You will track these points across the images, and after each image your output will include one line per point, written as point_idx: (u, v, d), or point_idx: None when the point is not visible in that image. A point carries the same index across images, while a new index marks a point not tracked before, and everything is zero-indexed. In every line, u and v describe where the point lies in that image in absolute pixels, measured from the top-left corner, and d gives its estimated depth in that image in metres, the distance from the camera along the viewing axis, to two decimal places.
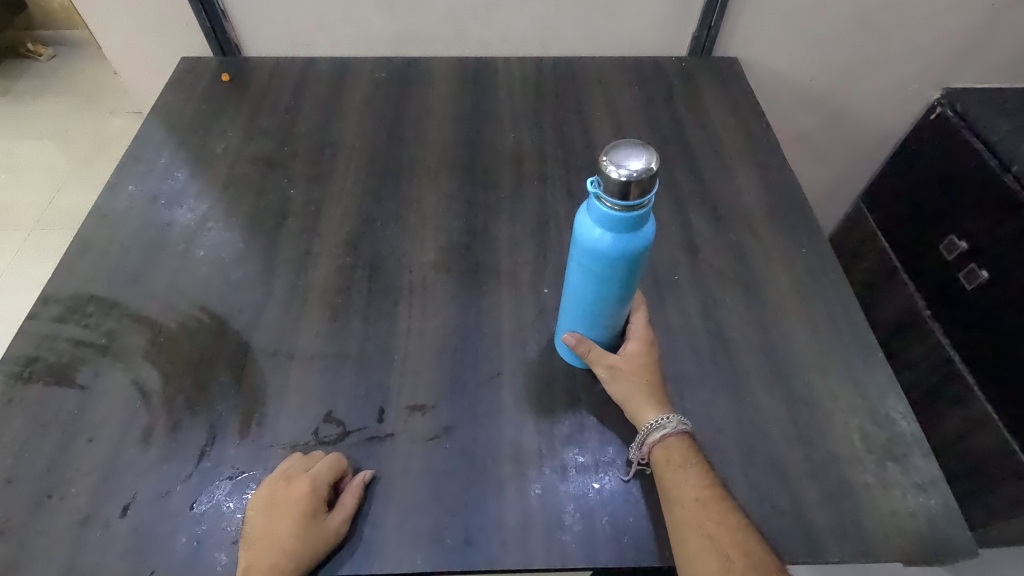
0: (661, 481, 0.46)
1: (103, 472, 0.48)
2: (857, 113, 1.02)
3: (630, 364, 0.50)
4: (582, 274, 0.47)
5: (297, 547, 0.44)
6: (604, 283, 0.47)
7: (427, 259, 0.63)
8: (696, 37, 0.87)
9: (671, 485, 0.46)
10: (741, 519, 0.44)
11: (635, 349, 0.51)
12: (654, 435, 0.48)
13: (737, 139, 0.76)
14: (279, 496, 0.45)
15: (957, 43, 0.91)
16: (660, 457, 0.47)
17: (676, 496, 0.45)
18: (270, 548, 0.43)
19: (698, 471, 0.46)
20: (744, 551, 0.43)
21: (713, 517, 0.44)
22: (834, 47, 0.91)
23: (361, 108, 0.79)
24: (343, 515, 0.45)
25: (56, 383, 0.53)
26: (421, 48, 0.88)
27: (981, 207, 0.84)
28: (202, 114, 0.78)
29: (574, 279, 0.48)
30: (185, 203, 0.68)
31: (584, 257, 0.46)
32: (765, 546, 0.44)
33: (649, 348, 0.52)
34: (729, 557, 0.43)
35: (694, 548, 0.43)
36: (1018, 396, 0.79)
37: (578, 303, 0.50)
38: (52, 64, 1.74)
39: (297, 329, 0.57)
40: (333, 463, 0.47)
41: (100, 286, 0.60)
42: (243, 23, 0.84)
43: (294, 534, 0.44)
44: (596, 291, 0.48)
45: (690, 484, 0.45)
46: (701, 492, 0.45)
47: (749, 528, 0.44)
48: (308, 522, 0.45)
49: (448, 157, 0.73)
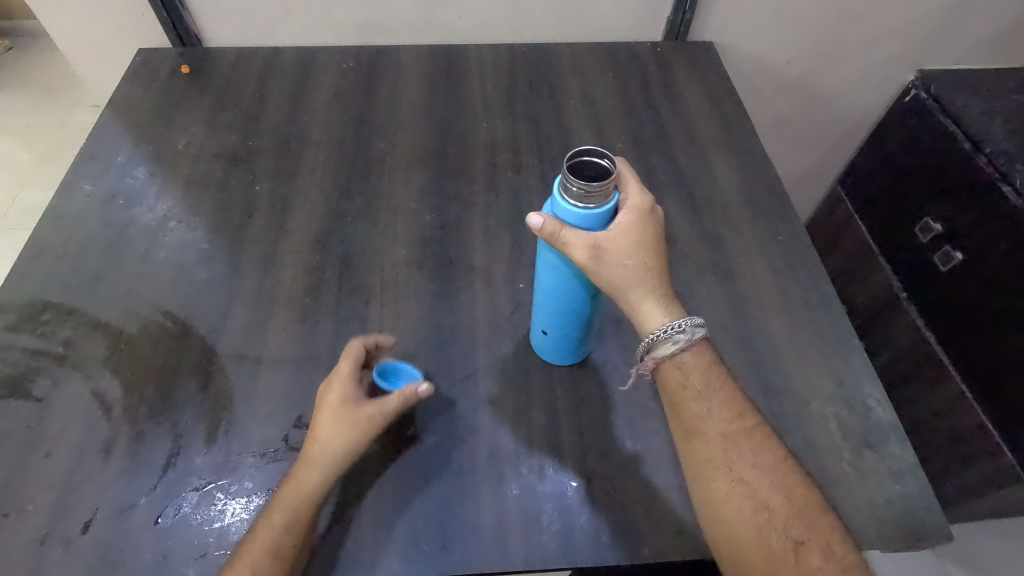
0: (681, 411, 0.44)
1: (62, 487, 0.46)
2: (834, 97, 1.00)
3: (619, 245, 0.42)
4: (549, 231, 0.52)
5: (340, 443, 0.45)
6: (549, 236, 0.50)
7: (399, 256, 0.61)
8: (672, 21, 0.84)
9: (693, 416, 0.43)
10: (778, 454, 0.44)
11: (625, 219, 0.43)
12: (663, 349, 0.43)
13: (713, 125, 0.75)
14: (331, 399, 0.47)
15: (933, 23, 0.89)
16: (677, 378, 0.44)
17: (698, 430, 0.43)
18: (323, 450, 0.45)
19: (722, 399, 0.44)
20: (787, 496, 0.42)
21: (748, 459, 0.43)
22: (811, 29, 0.89)
23: (327, 100, 0.76)
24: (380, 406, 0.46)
25: (11, 396, 0.51)
26: (389, 36, 0.85)
27: (954, 190, 0.84)
28: (161, 109, 0.75)
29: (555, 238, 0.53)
30: (146, 202, 0.65)
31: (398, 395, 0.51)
32: (806, 486, 0.43)
33: (645, 220, 0.43)
34: (768, 505, 0.42)
35: (722, 491, 0.42)
36: (994, 374, 0.79)
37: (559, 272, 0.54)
38: (9, 57, 1.68)
39: (264, 332, 0.55)
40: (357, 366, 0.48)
41: (56, 292, 0.57)
42: (201, 12, 0.80)
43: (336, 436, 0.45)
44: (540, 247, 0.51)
45: (715, 417, 0.43)
46: (728, 427, 0.43)
47: (786, 465, 0.43)
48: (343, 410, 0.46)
49: (419, 149, 0.71)
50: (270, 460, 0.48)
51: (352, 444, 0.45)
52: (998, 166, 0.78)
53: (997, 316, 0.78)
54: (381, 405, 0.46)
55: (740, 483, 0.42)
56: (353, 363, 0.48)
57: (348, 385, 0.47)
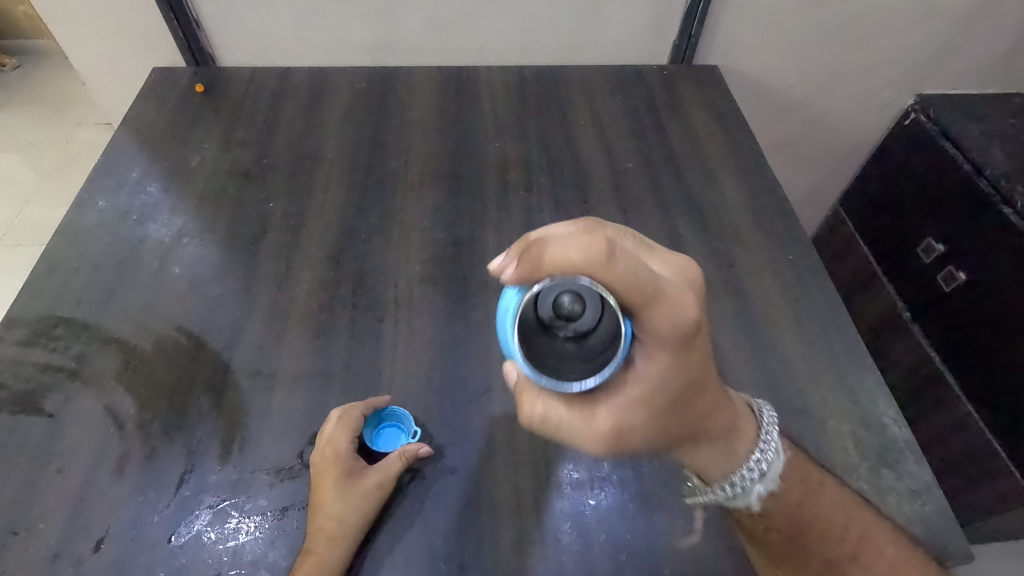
0: (775, 554, 0.44)
1: (73, 505, 0.46)
2: (835, 120, 1.02)
3: (641, 419, 0.37)
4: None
5: (347, 512, 0.44)
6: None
7: (413, 272, 0.61)
8: (678, 45, 0.86)
9: (789, 554, 0.43)
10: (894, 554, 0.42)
11: (647, 365, 0.36)
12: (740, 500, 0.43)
13: (720, 145, 0.76)
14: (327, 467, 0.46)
15: (931, 49, 0.92)
16: (758, 524, 0.44)
17: (799, 564, 0.43)
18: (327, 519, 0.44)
19: (816, 527, 0.43)
20: None
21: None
22: (812, 54, 0.91)
23: (340, 119, 0.77)
24: (384, 472, 0.47)
25: (22, 412, 0.50)
26: (400, 58, 0.87)
27: (957, 211, 0.85)
28: (175, 126, 0.76)
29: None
30: (159, 218, 0.66)
31: (393, 441, 0.50)
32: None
33: (680, 353, 0.36)
34: None
35: None
36: (1000, 394, 0.79)
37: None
38: (17, 75, 1.69)
39: (278, 348, 0.55)
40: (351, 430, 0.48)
41: (69, 307, 0.57)
42: (216, 33, 0.82)
43: (344, 503, 0.44)
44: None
45: (812, 549, 0.43)
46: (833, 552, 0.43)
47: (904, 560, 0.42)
48: (345, 483, 0.45)
49: (432, 168, 0.72)
50: (286, 478, 0.48)
51: (363, 514, 0.45)
52: (1000, 190, 0.79)
53: (1001, 335, 0.78)
54: (386, 471, 0.47)
55: (773, 525, 0.43)
56: (351, 434, 0.48)
57: (348, 458, 0.47)
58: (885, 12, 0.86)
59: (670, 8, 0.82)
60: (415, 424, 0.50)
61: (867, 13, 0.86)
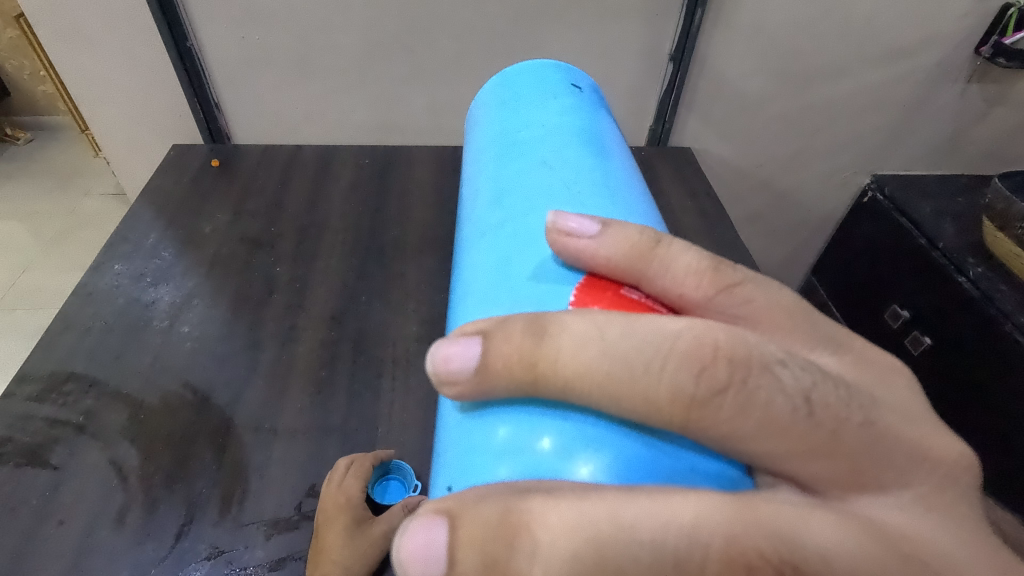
0: None
1: (74, 555, 0.47)
2: (802, 198, 1.10)
3: None
4: (556, 275, 0.31)
5: (350, 558, 0.46)
6: (551, 257, 0.32)
7: (410, 332, 0.65)
8: (654, 129, 0.96)
9: None
10: None
11: None
12: None
13: (694, 220, 0.82)
14: (331, 512, 0.48)
15: (882, 135, 1.02)
16: None
17: None
18: (331, 563, 0.45)
19: None
20: None
21: None
22: (775, 140, 1.01)
23: (345, 192, 0.83)
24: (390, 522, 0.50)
25: (29, 465, 0.53)
26: (402, 137, 0.95)
27: (920, 279, 0.92)
28: (190, 197, 0.81)
29: (566, 166, 0.38)
30: (171, 281, 0.70)
31: (396, 493, 0.54)
32: None
33: None
34: None
35: None
36: (989, 457, 0.84)
37: (596, 146, 0.41)
38: (29, 148, 1.78)
39: (280, 404, 0.58)
40: (361, 475, 0.50)
41: (80, 364, 0.60)
42: (236, 115, 0.90)
43: (349, 549, 0.46)
44: (525, 166, 0.39)
45: None
46: None
47: None
48: (353, 532, 0.48)
49: (429, 236, 0.77)
50: (283, 529, 0.49)
51: (366, 563, 0.47)
52: (953, 260, 0.86)
53: (983, 399, 0.83)
54: (391, 522, 0.50)
55: None
56: (363, 481, 0.50)
57: (358, 505, 0.49)
58: (837, 104, 0.96)
59: (645, 97, 0.92)
60: (415, 476, 0.53)
61: (820, 105, 0.96)
